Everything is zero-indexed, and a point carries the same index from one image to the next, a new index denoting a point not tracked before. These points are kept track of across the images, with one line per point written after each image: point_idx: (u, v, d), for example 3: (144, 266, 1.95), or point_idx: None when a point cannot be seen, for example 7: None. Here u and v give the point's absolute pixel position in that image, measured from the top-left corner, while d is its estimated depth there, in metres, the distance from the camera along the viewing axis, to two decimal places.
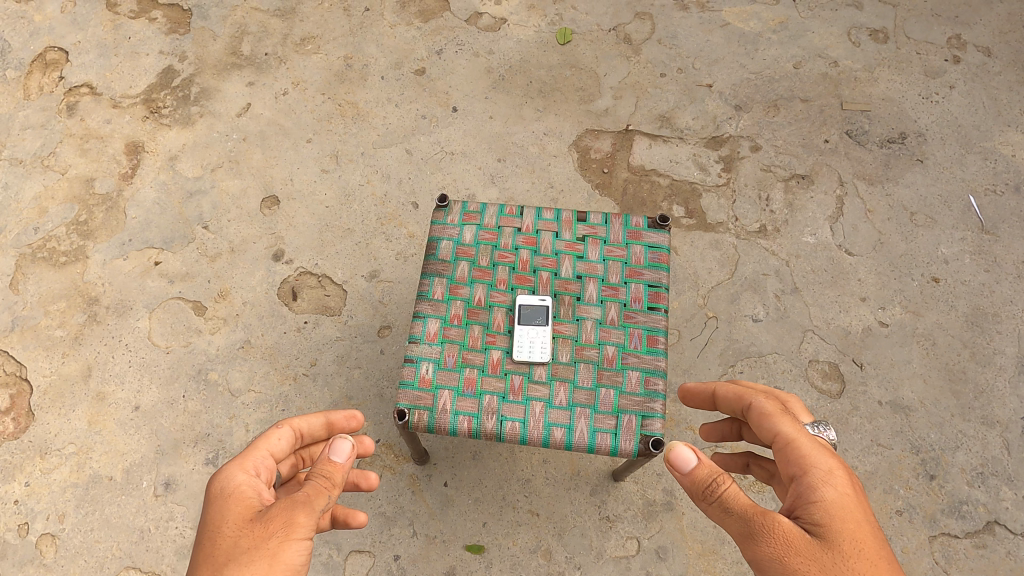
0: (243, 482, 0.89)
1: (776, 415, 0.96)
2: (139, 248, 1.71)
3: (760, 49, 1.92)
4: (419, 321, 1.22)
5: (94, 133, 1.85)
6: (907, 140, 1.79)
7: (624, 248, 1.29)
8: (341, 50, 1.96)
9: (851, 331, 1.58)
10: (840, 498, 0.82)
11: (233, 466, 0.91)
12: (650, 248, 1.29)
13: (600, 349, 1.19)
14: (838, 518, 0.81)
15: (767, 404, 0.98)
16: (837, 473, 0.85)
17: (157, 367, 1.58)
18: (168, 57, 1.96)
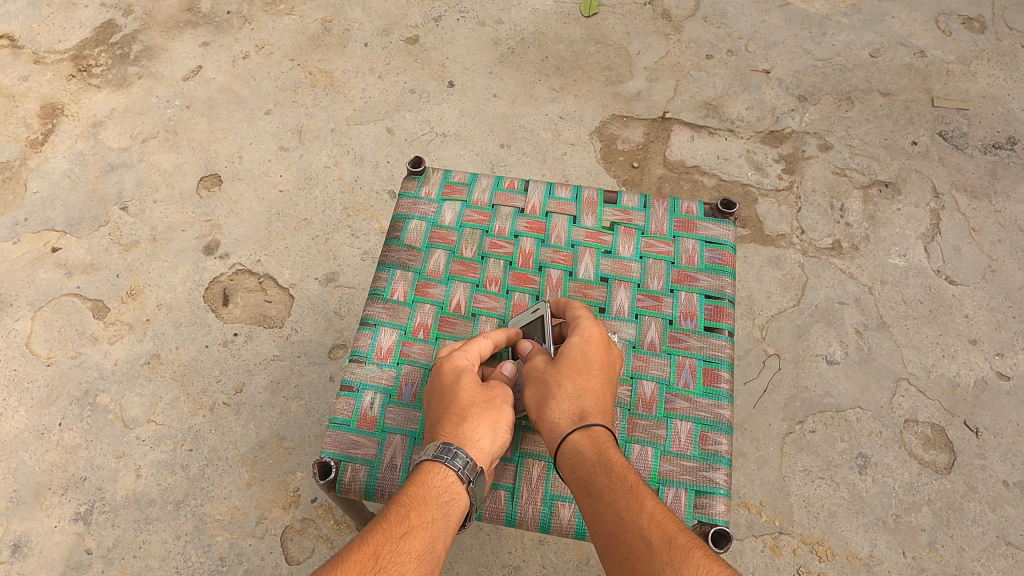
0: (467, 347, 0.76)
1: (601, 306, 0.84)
2: (36, 230, 1.34)
3: (828, 33, 1.57)
4: (368, 331, 0.84)
5: (4, 91, 1.50)
6: (1017, 147, 1.42)
7: (670, 242, 0.90)
8: (320, 12, 1.63)
9: (959, 384, 1.18)
10: (583, 355, 0.73)
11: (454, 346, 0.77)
12: (708, 245, 0.90)
13: (632, 386, 0.80)
14: (561, 363, 0.73)
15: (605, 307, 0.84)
16: (596, 327, 0.75)
17: (31, 384, 1.19)
18: (110, 10, 1.62)
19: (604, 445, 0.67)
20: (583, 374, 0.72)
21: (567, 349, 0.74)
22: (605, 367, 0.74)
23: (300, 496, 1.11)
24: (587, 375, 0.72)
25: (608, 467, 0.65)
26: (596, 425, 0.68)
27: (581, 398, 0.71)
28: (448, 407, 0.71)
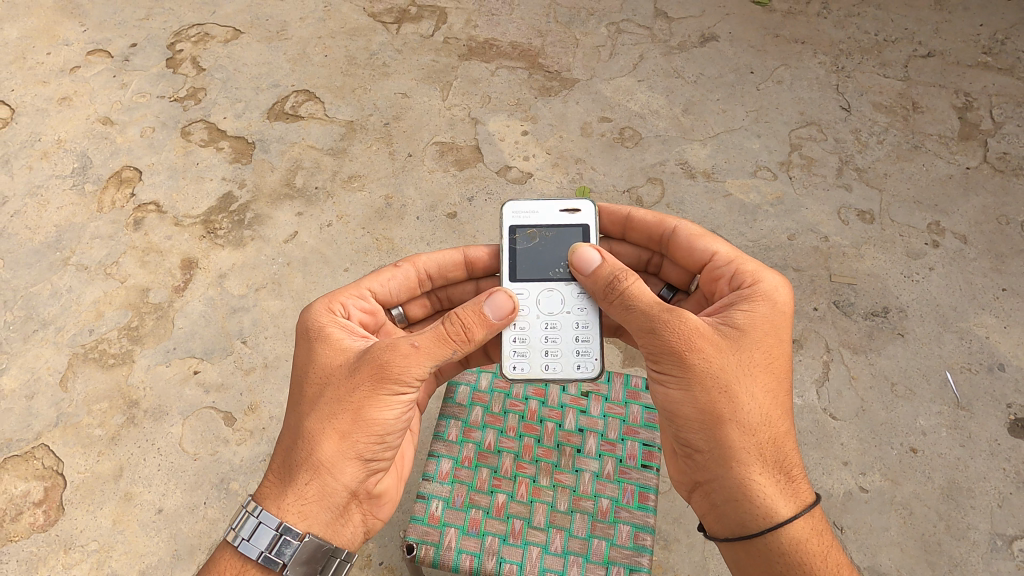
0: (332, 358, 1.04)
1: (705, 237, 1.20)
2: (182, 356, 1.88)
3: (758, 220, 2.13)
4: (433, 460, 1.33)
5: (155, 248, 2.07)
6: (889, 315, 1.96)
7: (623, 405, 1.41)
8: (383, 189, 2.19)
9: (832, 494, 1.70)
10: (761, 331, 1.01)
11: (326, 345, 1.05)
12: (647, 408, 1.40)
13: (595, 501, 1.29)
14: (751, 348, 1.00)
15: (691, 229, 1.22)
16: (768, 306, 1.04)
17: (184, 473, 1.71)
18: (229, 183, 2.20)
19: (771, 436, 0.99)
20: (759, 353, 1.00)
21: (748, 328, 1.01)
22: (783, 336, 1.03)
23: (372, 559, 1.64)
24: (759, 355, 1.00)
25: (791, 502, 0.97)
26: (769, 417, 0.99)
27: (759, 379, 0.99)
28: (307, 421, 1.00)
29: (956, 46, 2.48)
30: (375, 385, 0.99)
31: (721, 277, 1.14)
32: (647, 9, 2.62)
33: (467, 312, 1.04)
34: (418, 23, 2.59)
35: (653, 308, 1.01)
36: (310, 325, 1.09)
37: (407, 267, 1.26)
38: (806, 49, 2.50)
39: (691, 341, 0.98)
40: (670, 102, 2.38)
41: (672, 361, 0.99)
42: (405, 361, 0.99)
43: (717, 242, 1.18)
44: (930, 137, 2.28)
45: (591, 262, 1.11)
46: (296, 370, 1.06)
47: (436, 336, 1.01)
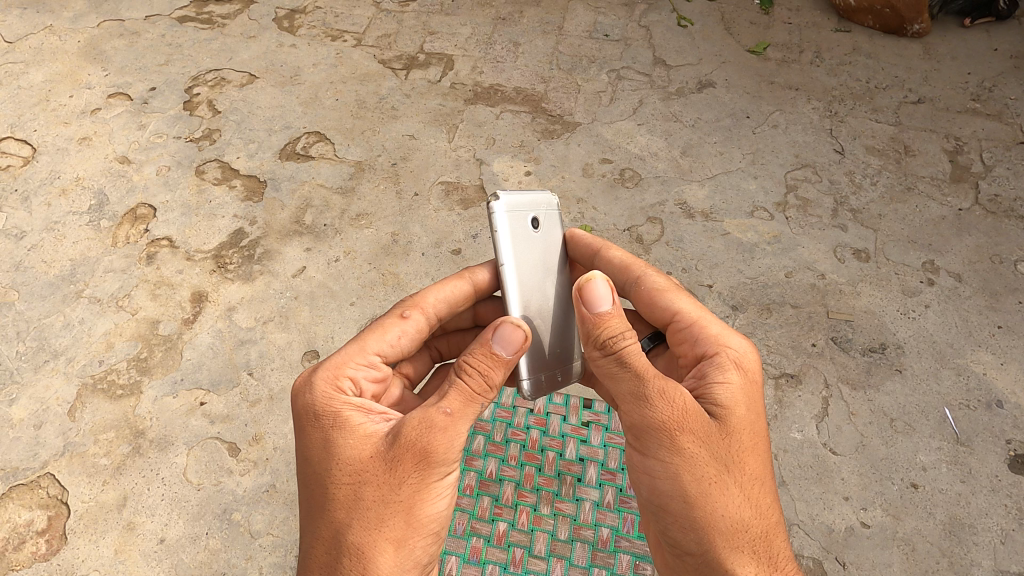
0: (355, 446, 0.97)
1: (670, 291, 1.16)
2: (189, 388, 1.91)
3: (756, 258, 2.17)
4: None
5: (166, 281, 2.12)
6: (886, 350, 1.98)
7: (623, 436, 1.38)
8: (390, 227, 2.25)
9: (834, 529, 1.70)
10: (740, 417, 0.99)
11: (343, 433, 0.98)
12: None
13: (595, 530, 1.27)
14: (731, 437, 0.97)
15: (659, 280, 1.19)
16: (740, 387, 1.01)
17: (187, 502, 1.72)
18: (240, 220, 2.26)
19: (765, 529, 0.95)
20: (742, 433, 0.98)
21: (728, 414, 0.98)
22: (759, 414, 1.01)
23: None
24: (742, 435, 0.98)
25: None
26: (761, 508, 0.96)
27: (744, 464, 0.97)
28: (346, 521, 0.94)
29: (945, 93, 2.57)
30: (422, 472, 0.95)
31: (686, 341, 1.11)
32: (647, 57, 2.73)
33: (480, 359, 1.01)
34: (426, 70, 2.70)
35: (644, 376, 0.98)
36: (325, 416, 1.01)
37: (417, 317, 1.15)
38: (799, 96, 2.59)
39: (680, 423, 0.95)
40: (669, 145, 2.46)
41: (658, 443, 0.96)
42: (446, 437, 0.95)
43: (681, 297, 1.15)
44: (923, 179, 2.34)
45: (599, 305, 1.03)
46: (316, 470, 0.98)
47: (464, 398, 0.97)
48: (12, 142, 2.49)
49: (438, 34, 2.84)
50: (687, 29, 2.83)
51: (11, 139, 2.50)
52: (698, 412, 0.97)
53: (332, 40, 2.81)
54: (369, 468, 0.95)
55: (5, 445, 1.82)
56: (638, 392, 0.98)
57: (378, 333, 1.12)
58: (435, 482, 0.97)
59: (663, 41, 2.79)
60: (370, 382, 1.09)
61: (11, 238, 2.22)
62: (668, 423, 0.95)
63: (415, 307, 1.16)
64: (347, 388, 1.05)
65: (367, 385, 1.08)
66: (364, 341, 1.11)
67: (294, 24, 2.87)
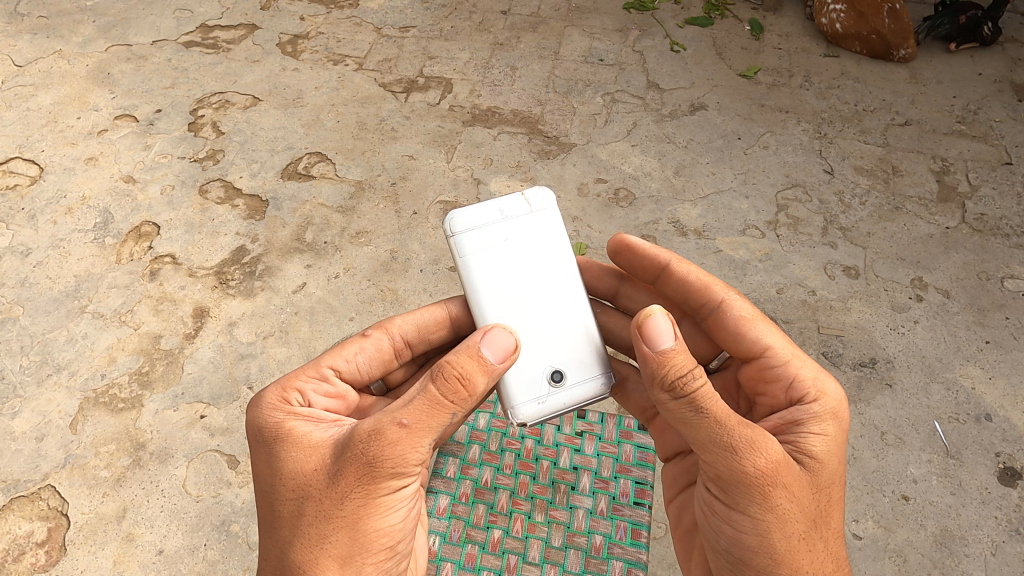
0: (301, 461, 0.97)
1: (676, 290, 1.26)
2: (189, 401, 1.93)
3: (748, 275, 2.22)
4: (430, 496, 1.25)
5: (169, 297, 2.15)
6: (877, 365, 2.02)
7: (617, 445, 1.32)
8: (390, 244, 2.30)
9: None
10: (830, 461, 1.01)
11: (293, 448, 0.98)
12: (639, 447, 1.31)
13: (588, 537, 1.21)
14: (819, 485, 0.99)
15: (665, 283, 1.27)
16: (835, 435, 1.02)
17: (186, 514, 1.74)
18: (242, 238, 2.30)
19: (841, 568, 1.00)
20: (830, 484, 1.00)
21: (819, 461, 1.00)
22: (844, 457, 1.05)
23: None
24: (828, 487, 1.00)
25: None
26: (839, 552, 1.00)
27: (832, 519, 0.99)
28: (289, 534, 0.94)
29: (931, 116, 2.64)
30: (364, 486, 0.93)
31: (778, 380, 1.10)
32: (640, 80, 2.81)
33: (466, 363, 0.95)
34: (426, 92, 2.77)
35: (734, 429, 0.94)
36: (268, 429, 1.02)
37: (377, 336, 1.19)
38: (789, 118, 2.66)
39: (775, 477, 0.94)
40: (662, 165, 2.52)
41: (753, 498, 0.94)
42: (398, 448, 0.92)
43: (770, 331, 1.13)
44: (911, 199, 2.40)
45: (659, 342, 0.97)
46: (263, 483, 0.99)
47: (429, 405, 0.92)
48: (20, 162, 2.54)
49: (438, 59, 2.92)
50: (680, 54, 2.90)
51: (19, 159, 2.55)
52: (791, 462, 0.97)
53: (334, 64, 2.89)
54: (314, 482, 0.95)
55: (7, 457, 1.84)
56: (724, 440, 0.94)
57: (334, 352, 1.15)
58: (384, 498, 0.95)
59: (656, 66, 2.86)
60: (322, 395, 1.11)
61: (17, 255, 2.27)
62: (762, 476, 0.93)
63: (379, 327, 1.20)
64: (295, 400, 1.08)
65: (319, 397, 1.10)
66: (320, 358, 1.14)
67: (297, 49, 2.95)
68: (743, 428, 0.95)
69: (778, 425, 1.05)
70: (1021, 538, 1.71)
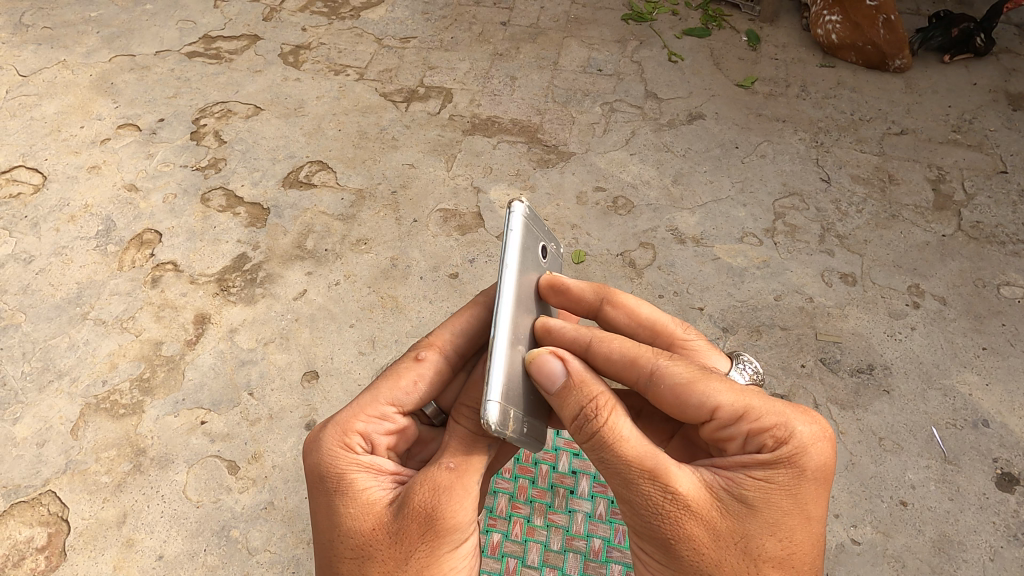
0: (361, 514, 0.95)
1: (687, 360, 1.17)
2: (190, 407, 1.94)
3: (746, 282, 2.23)
4: None
5: (170, 304, 2.17)
6: (874, 371, 2.03)
7: None
8: (390, 252, 2.31)
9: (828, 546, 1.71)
10: (772, 508, 0.90)
11: (355, 500, 0.96)
12: None
13: (587, 540, 1.21)
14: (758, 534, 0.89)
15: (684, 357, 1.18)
16: (781, 480, 0.92)
17: (187, 520, 1.75)
18: (244, 245, 2.32)
19: None
20: (778, 537, 0.90)
21: (755, 509, 0.90)
22: (803, 508, 0.92)
23: None
24: (768, 541, 0.89)
25: None
26: None
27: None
28: None
29: (927, 125, 2.66)
30: (433, 544, 0.93)
31: (733, 438, 0.98)
32: (638, 90, 2.83)
33: (497, 404, 0.98)
34: (426, 102, 2.80)
35: (630, 478, 0.90)
36: (331, 478, 0.98)
37: (432, 359, 1.11)
38: (787, 127, 2.68)
39: (678, 530, 0.89)
40: (660, 173, 2.54)
41: (658, 552, 0.91)
42: (457, 497, 0.93)
43: (719, 386, 0.99)
44: (907, 207, 2.41)
45: (554, 377, 0.98)
46: (322, 538, 0.97)
47: (473, 451, 0.95)
48: (24, 170, 2.57)
49: (438, 69, 2.95)
50: (678, 64, 2.94)
51: (23, 168, 2.57)
52: (707, 511, 0.90)
53: (335, 74, 2.92)
54: (379, 538, 0.94)
55: (8, 463, 1.85)
56: (629, 495, 0.91)
57: (392, 381, 1.09)
58: (448, 555, 0.95)
59: (654, 76, 2.89)
60: (383, 435, 1.07)
61: (20, 262, 2.28)
62: (666, 528, 0.89)
63: (431, 348, 1.12)
64: (358, 445, 1.03)
65: (380, 438, 1.06)
66: (377, 391, 1.08)
67: (299, 60, 2.99)
68: (648, 476, 0.90)
69: (726, 468, 0.96)
70: (1019, 544, 1.71)
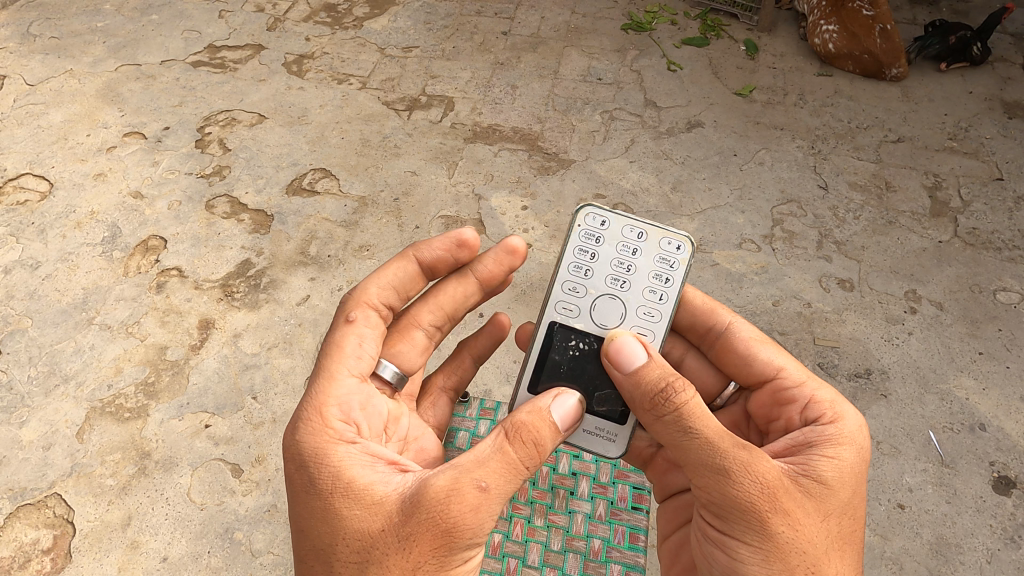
0: (359, 516, 0.91)
1: (760, 342, 1.15)
2: (194, 411, 1.96)
3: (744, 287, 2.25)
4: None
5: (175, 309, 2.19)
6: (872, 376, 2.04)
7: None
8: (392, 258, 2.34)
9: None
10: (842, 481, 0.94)
11: (358, 504, 0.91)
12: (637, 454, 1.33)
13: (587, 541, 1.22)
14: (830, 506, 0.92)
15: (747, 331, 1.17)
16: (847, 456, 0.96)
17: (190, 522, 1.77)
18: (248, 252, 2.35)
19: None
20: (841, 512, 0.93)
21: (827, 483, 0.93)
22: (861, 489, 0.97)
23: None
24: (839, 518, 0.93)
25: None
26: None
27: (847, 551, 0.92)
28: None
29: (923, 132, 2.69)
30: (441, 557, 0.88)
31: (793, 403, 1.07)
32: (638, 99, 2.87)
33: (538, 422, 0.94)
34: (428, 111, 2.83)
35: (727, 448, 0.90)
36: (325, 481, 0.93)
37: (365, 317, 1.10)
38: (784, 135, 2.71)
39: (775, 502, 0.89)
40: (659, 181, 2.57)
41: (744, 525, 0.90)
42: (479, 515, 0.88)
43: (778, 353, 1.13)
44: (904, 214, 2.44)
45: (633, 360, 0.99)
46: (317, 541, 0.92)
47: (505, 468, 0.90)
48: (31, 177, 2.60)
49: (440, 78, 2.98)
50: (677, 73, 2.97)
51: (30, 175, 2.61)
52: (787, 483, 0.92)
53: (338, 83, 2.96)
54: (379, 541, 0.89)
55: (14, 466, 1.87)
56: (717, 464, 0.90)
57: (338, 354, 1.05)
58: (455, 568, 0.92)
59: (654, 84, 2.93)
60: (356, 407, 1.02)
61: (27, 268, 2.31)
62: (760, 502, 0.89)
63: (359, 307, 1.11)
64: (341, 435, 0.98)
65: (354, 412, 1.01)
66: (332, 368, 1.03)
67: (303, 68, 3.02)
68: (738, 447, 0.91)
69: (789, 447, 1.00)
70: (1015, 546, 1.73)
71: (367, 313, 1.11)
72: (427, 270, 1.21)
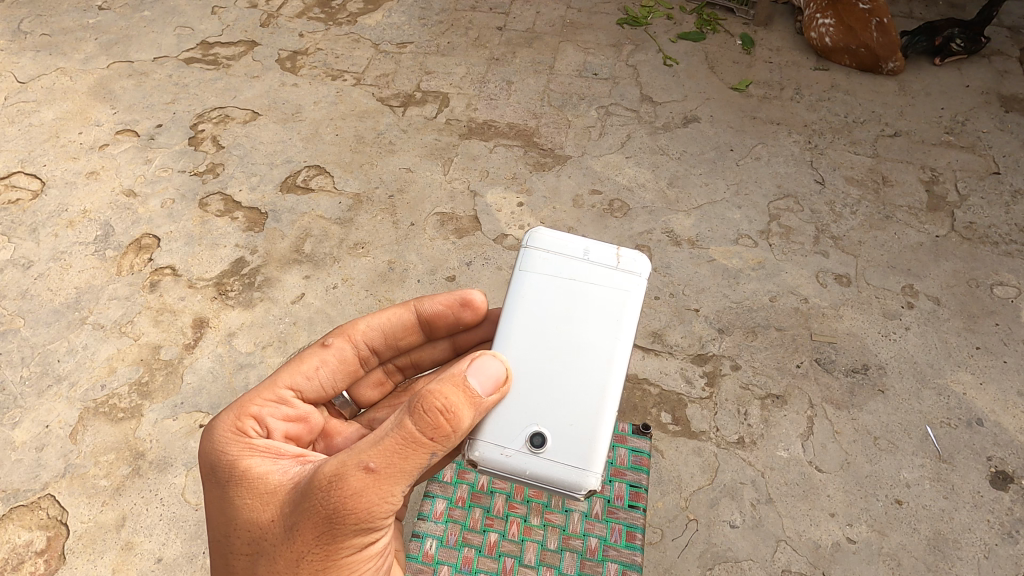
0: (251, 507, 0.93)
1: None
2: (189, 410, 1.95)
3: (741, 283, 2.25)
4: (427, 499, 1.25)
5: (168, 308, 2.18)
6: (869, 371, 2.04)
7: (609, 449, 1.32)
8: (387, 255, 2.32)
9: (821, 545, 1.73)
10: None
11: (249, 494, 0.93)
12: (633, 451, 1.32)
13: (584, 539, 1.21)
14: None
15: None
16: None
17: (186, 523, 1.75)
18: (242, 250, 2.33)
19: None
20: None
21: None
22: None
23: None
24: None
25: None
26: None
27: None
28: None
29: (920, 127, 2.68)
30: (326, 544, 0.88)
31: None
32: (634, 94, 2.85)
33: (442, 394, 0.88)
34: (423, 107, 2.81)
35: None
36: (222, 470, 0.97)
37: (339, 346, 1.17)
38: (780, 130, 2.70)
39: None
40: (656, 176, 2.55)
41: None
42: (364, 498, 0.86)
43: None
44: (900, 208, 2.43)
45: None
46: (216, 531, 0.95)
47: (400, 446, 0.86)
48: (23, 176, 2.58)
49: (435, 74, 2.96)
50: (673, 68, 2.95)
51: (21, 174, 2.59)
52: None
53: (332, 79, 2.94)
54: (267, 531, 0.91)
55: (7, 467, 1.85)
56: None
57: (292, 367, 1.12)
58: (350, 554, 0.91)
59: (650, 79, 2.91)
60: (280, 419, 1.08)
61: (19, 268, 2.29)
62: None
63: (341, 336, 1.18)
64: (251, 430, 1.02)
65: (275, 422, 1.06)
66: (278, 378, 1.11)
67: (297, 65, 3.00)
68: None
69: None
70: (1013, 541, 1.73)
71: (343, 344, 1.18)
72: (425, 330, 1.24)
